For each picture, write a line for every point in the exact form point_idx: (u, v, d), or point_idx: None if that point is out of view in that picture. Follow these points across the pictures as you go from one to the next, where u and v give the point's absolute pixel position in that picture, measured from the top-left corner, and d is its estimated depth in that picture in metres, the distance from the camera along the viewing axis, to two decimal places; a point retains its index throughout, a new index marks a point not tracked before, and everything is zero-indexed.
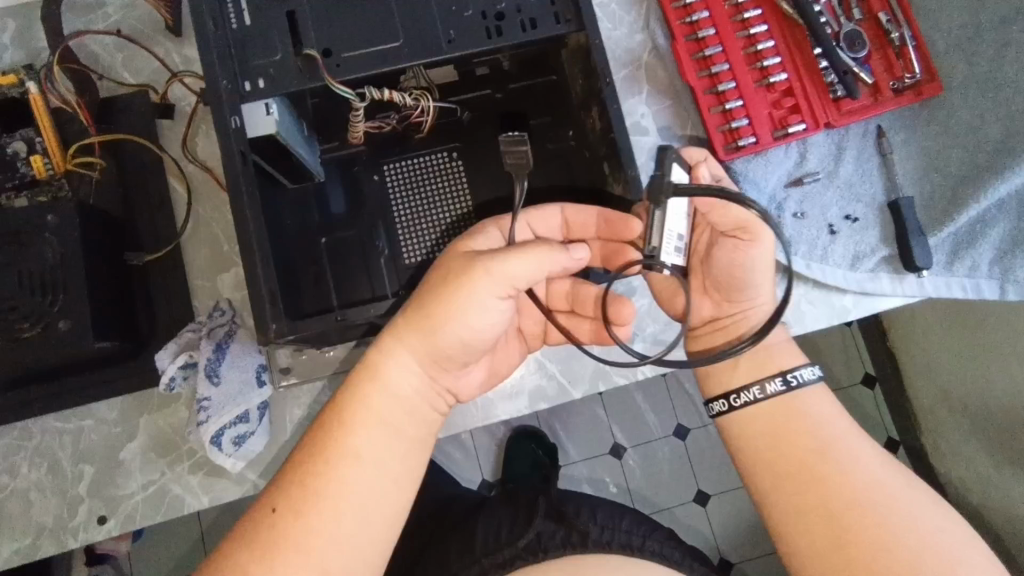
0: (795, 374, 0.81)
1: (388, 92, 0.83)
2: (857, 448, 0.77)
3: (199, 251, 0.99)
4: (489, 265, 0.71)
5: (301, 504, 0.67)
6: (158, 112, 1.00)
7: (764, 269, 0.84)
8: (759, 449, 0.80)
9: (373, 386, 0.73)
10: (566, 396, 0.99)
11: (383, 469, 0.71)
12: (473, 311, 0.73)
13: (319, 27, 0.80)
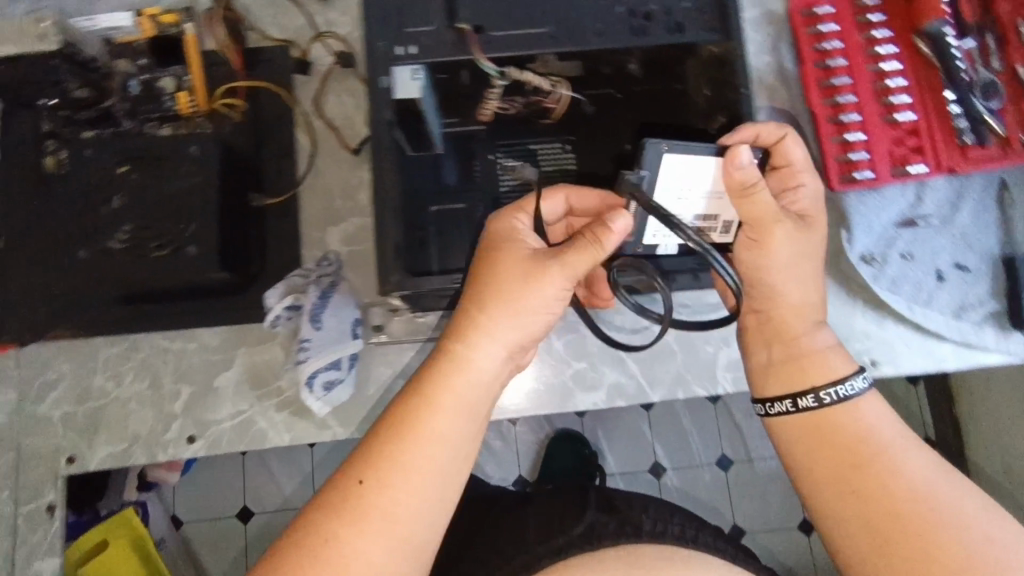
0: (844, 385, 0.77)
1: (528, 75, 0.84)
2: (912, 453, 0.72)
3: (313, 203, 1.03)
4: (553, 266, 0.73)
5: (386, 476, 0.67)
6: (297, 67, 1.05)
7: (800, 267, 0.80)
8: (807, 457, 0.76)
9: (461, 373, 0.71)
10: (643, 399, 1.00)
11: (463, 449, 0.70)
12: (541, 306, 0.74)
13: (474, 4, 0.82)
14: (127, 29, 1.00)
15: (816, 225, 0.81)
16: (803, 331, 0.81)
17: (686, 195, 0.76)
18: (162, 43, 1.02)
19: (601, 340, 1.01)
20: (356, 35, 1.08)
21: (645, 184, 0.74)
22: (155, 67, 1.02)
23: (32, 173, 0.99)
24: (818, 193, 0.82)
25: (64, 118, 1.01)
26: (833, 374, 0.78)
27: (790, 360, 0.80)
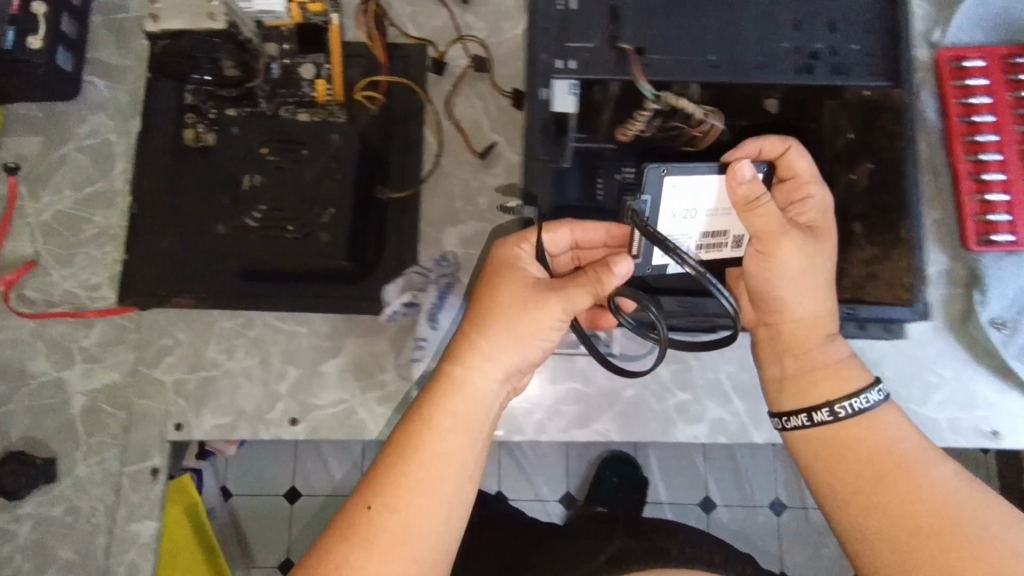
0: (859, 398, 0.77)
1: (685, 102, 0.82)
2: (930, 464, 0.72)
3: (434, 201, 1.04)
4: (545, 299, 0.77)
5: (394, 495, 0.70)
6: (432, 67, 1.05)
7: (812, 281, 0.80)
8: (823, 474, 0.76)
9: (458, 392, 0.75)
10: (744, 437, 1.00)
11: (465, 465, 0.73)
12: (535, 335, 0.77)
13: (638, 26, 0.82)
14: (277, 13, 1.00)
15: (823, 236, 0.81)
16: (815, 346, 0.81)
17: (694, 214, 0.80)
18: (307, 30, 1.03)
19: (708, 373, 1.01)
20: (491, 40, 1.08)
21: (648, 209, 0.78)
22: (296, 52, 1.05)
23: (171, 144, 1.02)
24: (825, 208, 0.83)
25: (205, 92, 1.03)
26: (848, 389, 0.78)
27: (805, 378, 0.81)
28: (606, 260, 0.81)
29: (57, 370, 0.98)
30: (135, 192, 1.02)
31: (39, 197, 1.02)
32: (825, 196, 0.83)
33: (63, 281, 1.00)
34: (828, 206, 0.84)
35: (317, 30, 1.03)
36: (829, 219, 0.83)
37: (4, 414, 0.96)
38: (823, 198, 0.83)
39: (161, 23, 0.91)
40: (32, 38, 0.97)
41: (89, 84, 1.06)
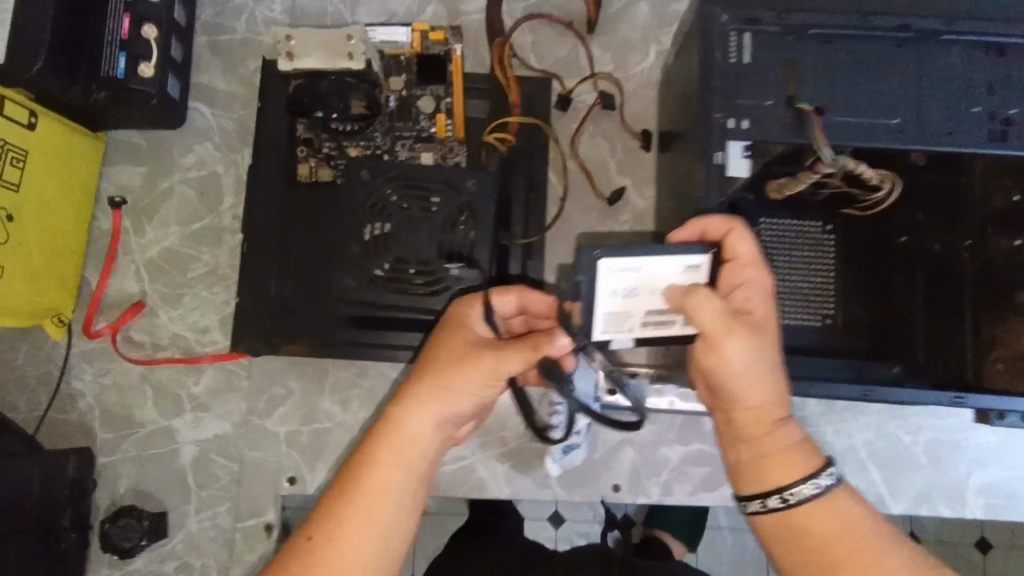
0: (810, 482, 0.61)
1: (864, 168, 0.76)
2: (884, 556, 0.57)
3: (558, 248, 0.98)
4: (496, 350, 0.69)
5: (336, 528, 0.62)
6: (558, 103, 0.99)
7: (753, 370, 0.63)
8: (795, 562, 0.60)
9: (404, 440, 0.67)
10: (882, 508, 0.96)
11: (399, 516, 0.64)
12: (473, 387, 0.68)
13: (818, 83, 0.75)
14: (400, 43, 0.94)
15: (763, 324, 0.65)
16: (765, 433, 0.64)
17: (639, 297, 0.65)
18: (427, 61, 0.96)
19: (843, 441, 0.98)
20: (618, 74, 1.01)
21: (587, 291, 0.65)
22: (414, 83, 0.97)
23: (281, 179, 0.97)
24: (762, 288, 0.67)
25: (318, 124, 0.96)
26: (786, 477, 0.61)
27: (752, 470, 0.64)
28: (552, 328, 0.71)
29: (166, 417, 0.95)
30: (244, 231, 0.97)
31: (145, 232, 0.97)
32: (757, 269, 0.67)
33: (171, 323, 0.96)
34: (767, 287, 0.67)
35: (438, 61, 0.96)
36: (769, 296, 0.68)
37: (114, 461, 0.93)
38: (759, 272, 0.67)
39: (299, 64, 0.81)
40: (144, 66, 0.91)
41: (194, 111, 1.00)
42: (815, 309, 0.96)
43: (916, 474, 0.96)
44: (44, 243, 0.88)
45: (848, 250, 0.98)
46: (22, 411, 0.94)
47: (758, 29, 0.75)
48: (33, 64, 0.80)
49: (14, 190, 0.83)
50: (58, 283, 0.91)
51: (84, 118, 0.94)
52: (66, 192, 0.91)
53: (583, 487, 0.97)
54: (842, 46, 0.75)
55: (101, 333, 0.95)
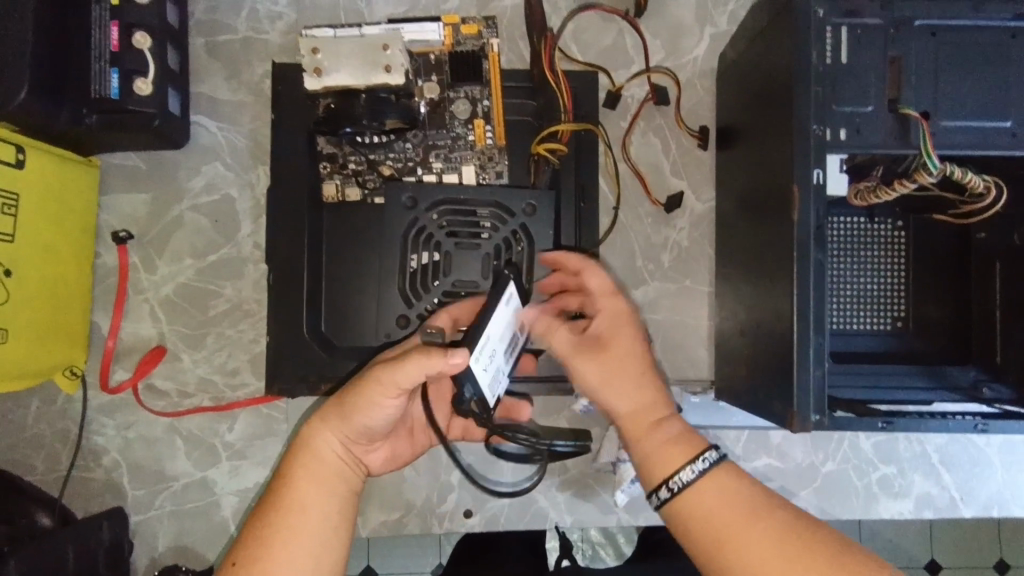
0: (696, 461, 0.63)
1: (970, 177, 0.70)
2: (760, 517, 0.59)
3: (613, 260, 0.91)
4: (377, 381, 0.63)
5: (260, 551, 0.59)
6: (607, 101, 0.90)
7: (615, 389, 0.69)
8: (687, 543, 0.61)
9: (314, 461, 0.65)
10: (952, 512, 0.92)
11: (323, 542, 0.61)
12: (373, 417, 0.65)
13: (922, 84, 0.67)
14: (432, 41, 0.85)
15: (614, 347, 0.71)
16: (648, 430, 0.67)
17: (497, 356, 0.67)
18: (459, 58, 0.85)
19: (914, 446, 0.92)
20: (669, 63, 0.92)
21: (474, 394, 0.63)
22: (445, 84, 0.86)
23: (305, 201, 0.88)
24: (616, 315, 0.73)
25: (341, 139, 0.86)
26: (671, 464, 0.63)
27: (645, 469, 0.65)
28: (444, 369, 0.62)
29: (199, 468, 0.87)
30: (268, 261, 0.88)
31: (155, 268, 0.88)
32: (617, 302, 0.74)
33: (196, 366, 0.88)
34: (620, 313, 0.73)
35: (473, 57, 0.85)
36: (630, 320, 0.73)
37: (149, 519, 0.86)
38: (613, 301, 0.74)
39: (329, 81, 0.72)
40: (141, 82, 0.80)
41: (197, 126, 0.89)
42: (888, 316, 0.88)
43: (991, 476, 0.91)
44: (48, 294, 0.79)
45: (923, 248, 0.88)
46: (40, 471, 0.86)
47: (854, 24, 0.67)
48: (19, 91, 0.71)
49: (9, 240, 0.73)
50: (67, 334, 0.83)
51: (74, 144, 0.83)
52: (65, 232, 0.81)
53: (647, 509, 0.91)
54: (950, 38, 0.68)
55: (121, 383, 0.86)
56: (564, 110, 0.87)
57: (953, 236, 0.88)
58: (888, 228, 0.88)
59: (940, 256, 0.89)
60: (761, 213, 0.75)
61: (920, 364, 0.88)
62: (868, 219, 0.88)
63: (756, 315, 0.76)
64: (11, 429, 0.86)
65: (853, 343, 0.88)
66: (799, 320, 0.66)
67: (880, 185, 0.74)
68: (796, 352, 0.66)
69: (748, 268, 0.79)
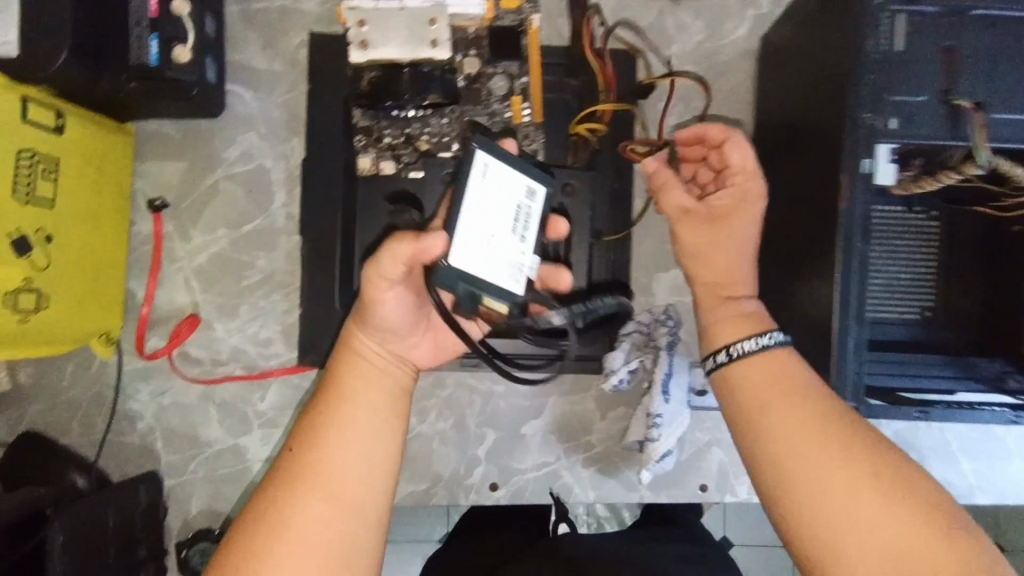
0: (753, 340, 0.64)
1: (1019, 172, 0.69)
2: (806, 397, 0.60)
3: (645, 242, 0.91)
4: (377, 270, 0.60)
5: (313, 440, 0.58)
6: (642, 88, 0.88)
7: (699, 255, 0.72)
8: (729, 408, 0.63)
9: (360, 362, 0.63)
10: (969, 500, 0.93)
11: (368, 439, 0.59)
12: (392, 310, 0.62)
13: (978, 75, 0.67)
14: (473, 15, 0.79)
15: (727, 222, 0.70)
16: (716, 302, 0.70)
17: (497, 239, 0.61)
18: (500, 35, 0.82)
19: (936, 435, 0.93)
20: (709, 45, 0.91)
21: (476, 291, 0.60)
22: (483, 60, 0.83)
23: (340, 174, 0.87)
24: (744, 194, 0.71)
25: (379, 112, 0.82)
26: (738, 333, 0.66)
27: (710, 338, 0.68)
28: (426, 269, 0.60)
29: (232, 436, 0.88)
30: (302, 232, 0.88)
31: (190, 237, 0.88)
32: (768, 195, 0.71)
33: (229, 336, 0.88)
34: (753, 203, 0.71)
35: (512, 34, 0.82)
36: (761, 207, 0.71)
37: (183, 483, 0.88)
38: (757, 186, 0.71)
39: (374, 54, 0.72)
40: (179, 49, 0.79)
41: (232, 95, 0.89)
42: (917, 306, 0.88)
43: (1008, 466, 0.93)
44: (85, 260, 0.79)
45: (956, 240, 0.88)
46: (75, 435, 0.87)
47: (912, 12, 0.66)
48: (56, 59, 0.69)
49: (50, 207, 0.73)
50: (104, 301, 0.83)
51: (110, 111, 0.82)
52: (101, 199, 0.81)
53: (669, 487, 0.93)
54: (1008, 31, 0.67)
55: (156, 351, 0.87)
56: (603, 91, 0.88)
57: (985, 226, 0.87)
58: (922, 218, 0.87)
59: (975, 246, 0.88)
60: (801, 201, 0.75)
61: (947, 354, 0.88)
62: (906, 209, 0.87)
63: (792, 303, 0.77)
64: (47, 392, 0.87)
65: (881, 331, 0.88)
66: (839, 313, 0.67)
67: (922, 175, 0.74)
68: (835, 340, 0.67)
69: (784, 256, 0.79)
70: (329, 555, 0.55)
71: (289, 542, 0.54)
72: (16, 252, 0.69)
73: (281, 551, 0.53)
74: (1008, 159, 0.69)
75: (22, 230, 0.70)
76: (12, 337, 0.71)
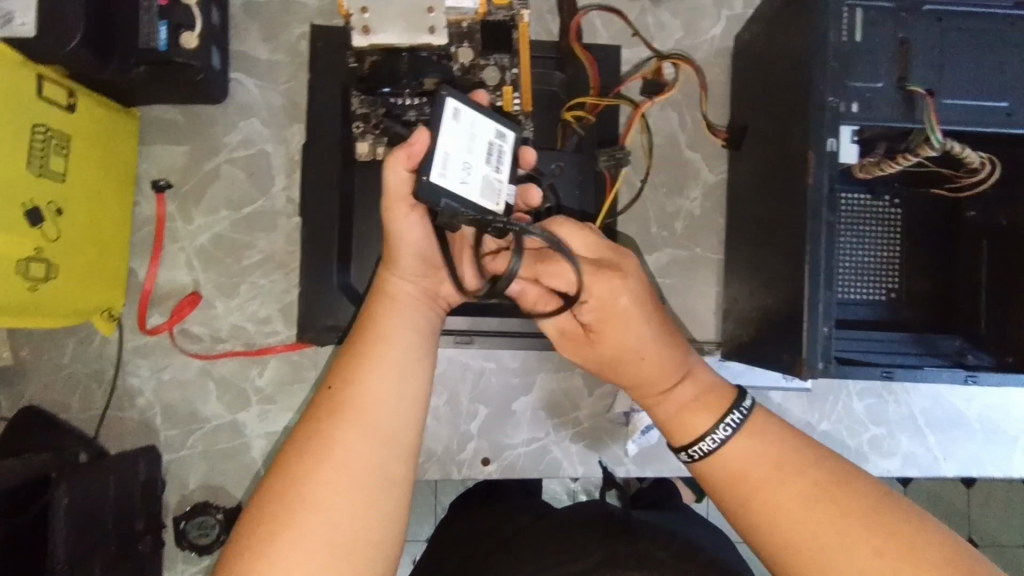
0: (707, 438, 0.62)
1: (966, 152, 0.76)
2: (794, 476, 0.57)
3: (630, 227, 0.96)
4: (392, 206, 0.66)
5: (350, 373, 0.62)
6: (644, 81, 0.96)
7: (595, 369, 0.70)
8: (714, 490, 0.62)
9: (392, 300, 0.68)
10: (934, 471, 0.98)
11: (404, 371, 0.63)
12: (416, 240, 0.67)
13: (929, 64, 0.74)
14: (466, 10, 0.82)
15: (602, 341, 0.66)
16: (654, 405, 0.66)
17: (473, 167, 0.65)
18: (491, 30, 0.84)
19: (903, 409, 0.99)
20: (687, 43, 0.97)
21: (460, 211, 0.64)
22: (476, 52, 0.86)
23: (338, 159, 0.91)
24: (603, 304, 0.64)
25: (375, 100, 0.84)
26: (694, 429, 0.63)
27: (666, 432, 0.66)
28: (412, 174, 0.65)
29: (230, 411, 0.91)
30: (301, 214, 0.92)
31: (192, 218, 0.91)
32: (630, 294, 0.64)
33: (229, 314, 0.91)
34: (608, 306, 0.64)
35: (502, 28, 0.85)
36: (626, 305, 0.64)
37: (180, 458, 0.90)
38: (608, 290, 0.64)
39: (375, 39, 0.77)
40: (187, 36, 0.83)
41: (235, 83, 0.93)
42: (882, 287, 0.94)
43: (971, 439, 0.98)
44: (92, 235, 0.82)
45: (918, 224, 0.94)
46: (75, 410, 0.89)
47: (869, 6, 0.73)
48: (72, 39, 0.72)
49: (60, 180, 0.76)
50: (107, 277, 0.86)
51: (117, 94, 0.85)
52: (109, 178, 0.85)
53: (654, 462, 0.96)
54: (954, 25, 0.74)
55: (157, 327, 0.90)
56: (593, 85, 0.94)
57: (945, 210, 0.94)
58: (885, 204, 0.93)
59: (936, 231, 0.94)
60: (774, 182, 0.81)
61: (912, 332, 0.94)
62: (870, 195, 0.93)
63: (765, 278, 0.82)
64: (48, 367, 0.89)
65: (850, 312, 0.94)
66: (811, 277, 0.73)
67: (884, 159, 0.81)
68: (807, 306, 0.73)
69: (759, 236, 0.85)
70: (367, 476, 0.58)
71: (332, 464, 0.57)
72: (29, 221, 0.72)
73: (324, 471, 0.57)
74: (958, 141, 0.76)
75: (35, 200, 0.73)
76: (20, 305, 0.73)
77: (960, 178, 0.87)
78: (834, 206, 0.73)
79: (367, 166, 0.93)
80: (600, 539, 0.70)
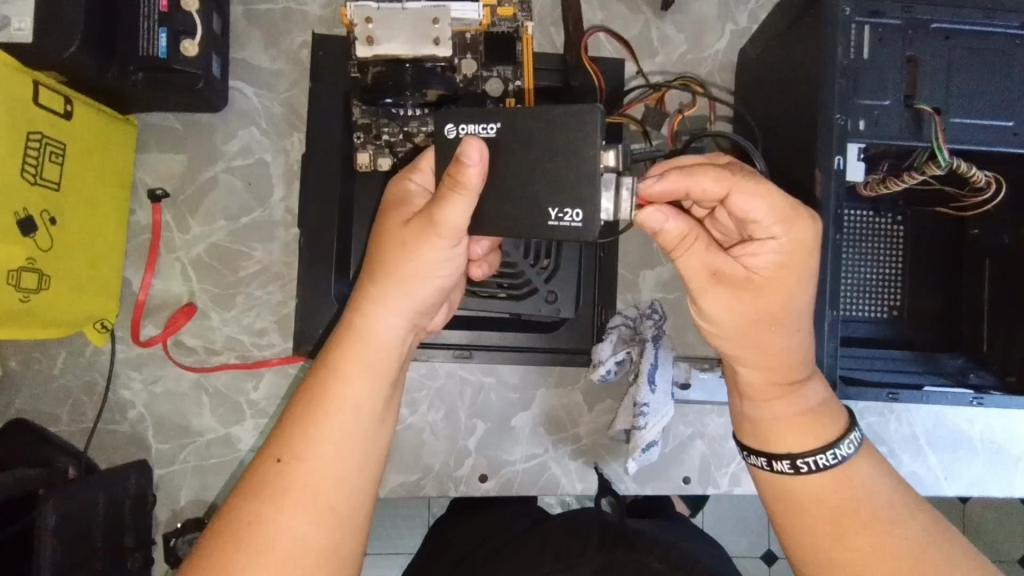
0: (828, 452, 0.64)
1: (970, 171, 0.76)
2: (895, 525, 0.61)
3: (632, 241, 0.96)
4: (436, 233, 0.62)
5: (303, 448, 0.59)
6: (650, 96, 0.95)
7: (747, 329, 0.65)
8: (801, 517, 0.64)
9: (362, 350, 0.63)
10: (936, 491, 0.97)
11: (363, 439, 0.61)
12: (427, 267, 0.64)
13: (936, 83, 0.73)
14: (470, 21, 0.80)
15: (769, 288, 0.63)
16: (778, 396, 0.66)
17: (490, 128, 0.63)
18: (495, 42, 0.83)
19: (904, 429, 0.97)
20: (691, 56, 0.97)
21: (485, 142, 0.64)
22: (480, 62, 0.84)
23: (338, 169, 0.90)
24: (793, 248, 0.61)
25: (376, 110, 0.85)
26: (787, 446, 0.65)
27: (761, 430, 0.67)
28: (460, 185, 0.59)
29: (223, 424, 0.89)
30: (299, 224, 0.90)
31: (188, 227, 0.90)
32: (814, 241, 0.62)
33: (224, 325, 0.89)
34: (800, 244, 0.62)
35: (506, 39, 0.83)
36: (809, 257, 0.62)
37: (172, 473, 0.88)
38: (805, 233, 0.61)
39: (380, 49, 0.77)
40: (187, 43, 0.82)
41: (235, 91, 0.91)
42: (885, 305, 0.93)
43: (971, 459, 0.98)
44: (87, 244, 0.81)
45: (923, 242, 0.93)
46: (65, 422, 0.87)
47: (877, 23, 0.73)
48: (69, 46, 0.72)
49: (54, 189, 0.75)
50: (101, 286, 0.84)
51: (115, 100, 0.84)
52: (105, 186, 0.83)
53: (654, 480, 0.95)
54: (961, 43, 0.74)
55: (150, 338, 0.88)
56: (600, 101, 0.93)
57: (947, 227, 0.93)
58: (889, 222, 0.92)
59: (942, 250, 0.93)
60: None
61: (914, 352, 0.92)
62: (874, 212, 0.92)
63: None
64: (38, 379, 0.87)
65: (850, 330, 0.92)
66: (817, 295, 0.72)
67: (887, 177, 0.81)
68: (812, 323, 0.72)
69: None
70: (307, 564, 0.57)
71: (273, 551, 0.56)
72: (21, 230, 0.71)
73: (264, 559, 0.56)
74: (964, 158, 0.75)
75: (29, 209, 0.72)
76: (10, 315, 0.72)
77: (965, 198, 0.87)
78: (841, 223, 0.73)
79: (367, 176, 0.91)
80: (598, 545, 0.73)
